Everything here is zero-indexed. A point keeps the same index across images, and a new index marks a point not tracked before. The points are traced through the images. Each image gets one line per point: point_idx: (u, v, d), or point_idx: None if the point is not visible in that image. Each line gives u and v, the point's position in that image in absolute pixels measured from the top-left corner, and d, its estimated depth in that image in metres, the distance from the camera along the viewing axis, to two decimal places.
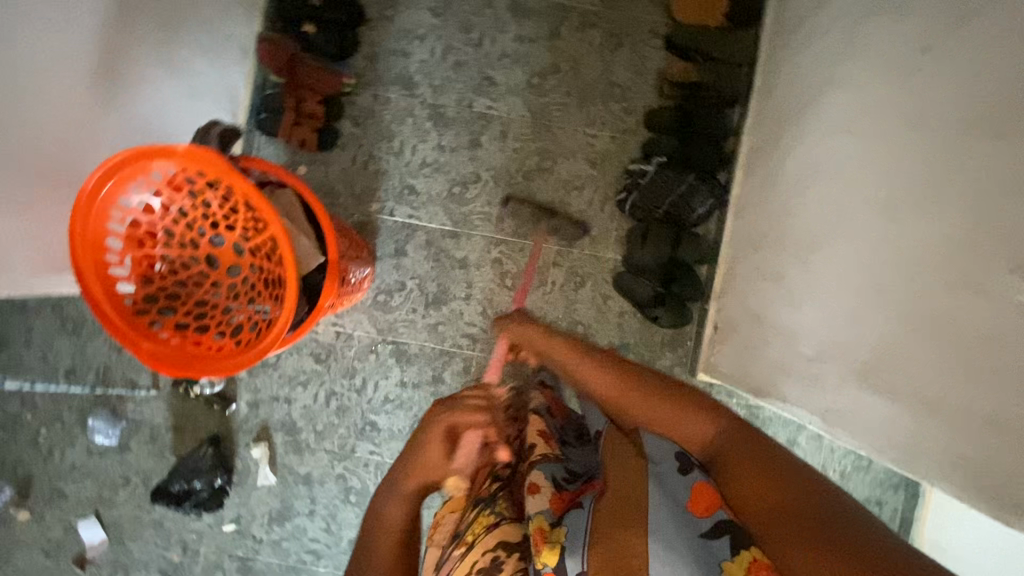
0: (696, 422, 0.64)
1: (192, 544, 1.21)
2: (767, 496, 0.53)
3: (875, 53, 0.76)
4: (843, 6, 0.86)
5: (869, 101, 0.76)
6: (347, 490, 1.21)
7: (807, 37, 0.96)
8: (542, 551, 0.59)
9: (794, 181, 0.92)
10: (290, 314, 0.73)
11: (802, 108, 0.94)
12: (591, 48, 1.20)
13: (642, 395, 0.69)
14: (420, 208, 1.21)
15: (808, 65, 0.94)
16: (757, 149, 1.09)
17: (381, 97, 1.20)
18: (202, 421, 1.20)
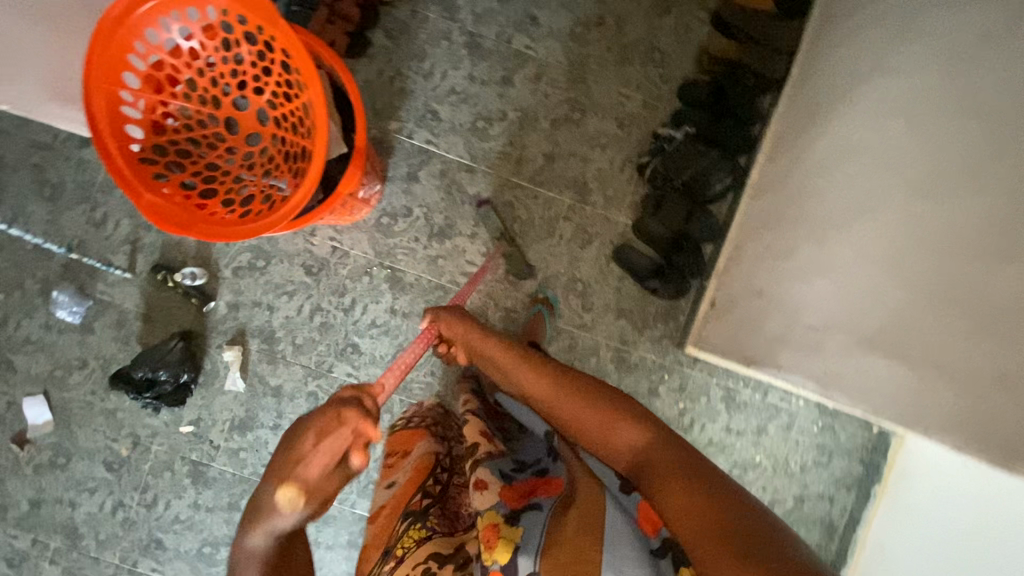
0: (627, 432, 0.66)
1: (144, 440, 1.15)
2: (684, 500, 0.55)
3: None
4: None
5: None
6: (316, 409, 1.17)
7: (853, 30, 0.96)
8: (495, 548, 0.64)
9: (819, 163, 0.94)
10: (311, 185, 0.69)
11: (836, 95, 0.95)
12: (638, 9, 1.19)
13: (579, 401, 0.74)
14: (440, 136, 1.17)
15: (847, 53, 0.96)
16: None
17: (419, 14, 1.16)
18: (176, 314, 1.14)
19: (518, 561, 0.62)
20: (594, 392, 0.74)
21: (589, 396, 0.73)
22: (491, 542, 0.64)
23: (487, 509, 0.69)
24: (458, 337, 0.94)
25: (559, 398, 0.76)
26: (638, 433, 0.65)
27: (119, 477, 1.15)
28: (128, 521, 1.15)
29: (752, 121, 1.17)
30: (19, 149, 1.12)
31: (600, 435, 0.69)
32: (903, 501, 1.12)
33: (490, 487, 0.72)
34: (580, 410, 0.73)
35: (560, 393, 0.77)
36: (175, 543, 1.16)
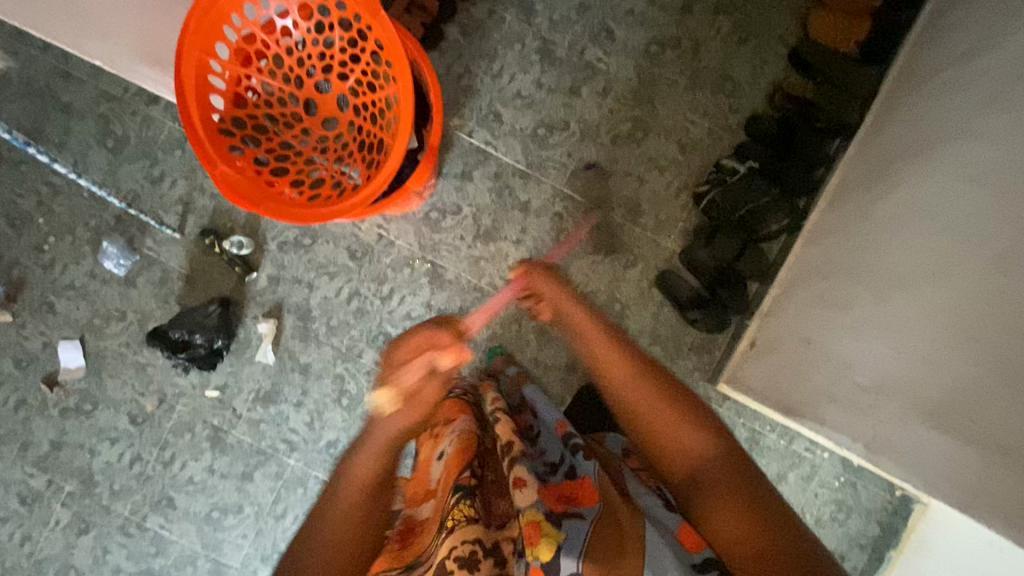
0: (690, 438, 0.69)
1: (169, 399, 1.16)
2: (739, 522, 0.59)
3: (1006, 110, 0.77)
4: (996, 60, 0.83)
5: (993, 154, 0.76)
6: (340, 392, 1.17)
7: (936, 89, 0.94)
8: (537, 544, 0.58)
9: (884, 219, 0.91)
10: (387, 178, 0.69)
11: (914, 151, 0.92)
12: (715, 36, 1.17)
13: (652, 396, 0.74)
14: (499, 138, 1.17)
15: (929, 110, 0.93)
16: (847, 182, 1.07)
17: (496, 14, 1.15)
18: (217, 279, 1.15)
19: (561, 561, 0.56)
20: (670, 391, 0.74)
21: (663, 391, 0.74)
22: (533, 538, 0.58)
23: (526, 506, 0.62)
24: (546, 292, 0.94)
25: (635, 381, 0.77)
26: (702, 441, 0.69)
27: (140, 431, 1.16)
28: (143, 476, 1.17)
29: (818, 163, 1.14)
30: (89, 98, 1.13)
31: (669, 427, 0.71)
32: (916, 569, 1.09)
33: (527, 486, 0.65)
34: (653, 397, 0.74)
35: (630, 381, 0.77)
36: (185, 504, 1.17)
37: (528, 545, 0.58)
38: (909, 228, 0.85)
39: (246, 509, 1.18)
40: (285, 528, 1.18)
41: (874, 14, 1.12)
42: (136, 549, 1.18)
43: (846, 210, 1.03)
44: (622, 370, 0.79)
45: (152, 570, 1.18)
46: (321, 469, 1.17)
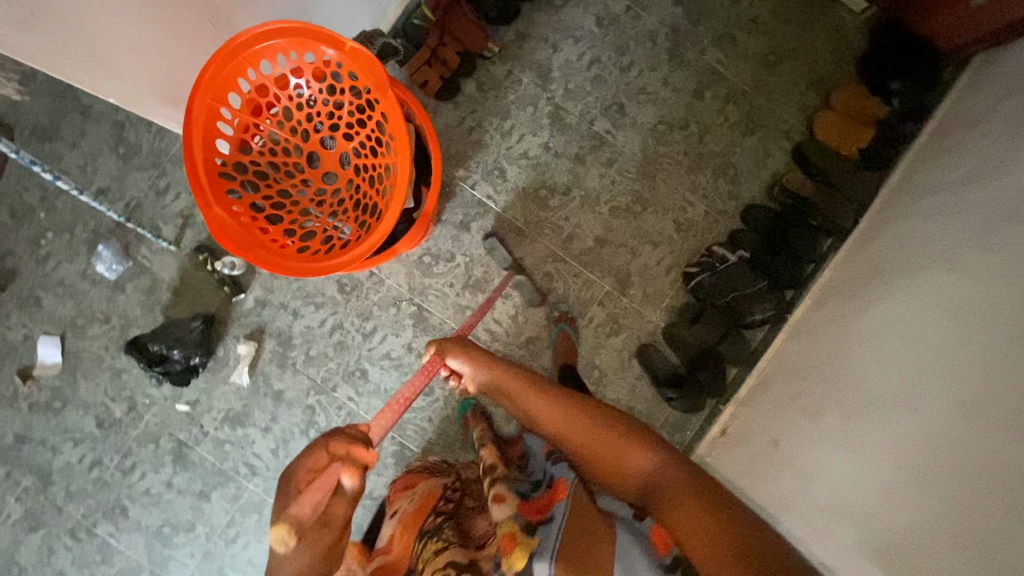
0: (632, 459, 0.64)
1: (139, 407, 1.16)
2: (701, 533, 0.52)
3: (994, 255, 0.78)
4: (988, 199, 0.85)
5: (971, 291, 0.78)
6: (310, 423, 1.17)
7: (929, 212, 0.97)
8: (511, 553, 0.60)
9: (867, 333, 0.93)
10: (375, 245, 0.70)
11: (901, 271, 0.94)
12: (724, 123, 1.20)
13: (587, 425, 0.70)
14: (500, 193, 1.19)
15: (919, 233, 0.96)
16: (835, 284, 1.10)
17: (514, 75, 1.18)
18: (205, 296, 1.16)
19: (534, 564, 0.58)
20: (604, 417, 0.70)
21: (597, 421, 0.70)
22: (507, 549, 0.61)
23: (505, 519, 0.65)
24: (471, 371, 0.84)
25: (571, 424, 0.72)
26: (643, 457, 0.63)
27: (105, 436, 1.16)
28: (100, 481, 1.16)
29: (809, 259, 1.16)
30: (107, 104, 1.16)
31: (610, 457, 0.66)
32: None
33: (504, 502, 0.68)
34: (590, 430, 0.69)
35: (564, 417, 0.73)
36: (138, 514, 1.17)
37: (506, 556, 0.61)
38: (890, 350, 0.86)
39: (198, 528, 1.17)
40: (234, 552, 1.17)
41: (878, 123, 1.16)
42: (82, 554, 1.17)
43: (830, 313, 1.05)
44: (555, 419, 0.74)
45: None
46: None
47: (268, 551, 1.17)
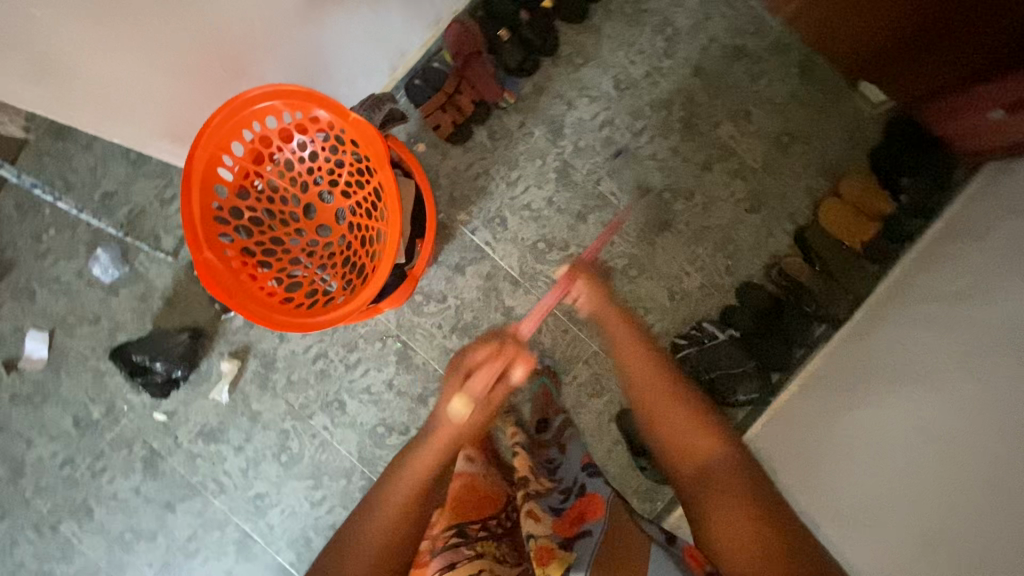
0: (699, 439, 0.72)
1: (117, 411, 1.17)
2: (740, 524, 0.62)
3: (976, 387, 0.79)
4: (961, 327, 0.88)
5: (927, 421, 0.83)
6: (283, 447, 1.18)
7: (907, 324, 0.99)
8: (549, 564, 0.69)
9: (837, 440, 0.95)
10: (359, 309, 0.71)
11: (875, 381, 0.96)
12: (729, 198, 1.20)
13: (667, 399, 0.75)
14: (499, 241, 1.19)
15: (897, 345, 0.98)
16: (817, 377, 1.11)
17: (526, 127, 1.19)
18: (195, 309, 1.17)
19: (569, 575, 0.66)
20: (685, 397, 0.75)
21: (679, 394, 0.76)
22: (544, 561, 0.70)
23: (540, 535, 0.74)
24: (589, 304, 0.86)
25: (651, 387, 0.77)
26: (710, 443, 0.71)
27: (80, 435, 1.17)
28: (70, 479, 1.17)
29: (799, 343, 1.14)
30: None
31: (681, 438, 0.73)
32: None
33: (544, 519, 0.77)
34: (671, 408, 0.75)
35: (650, 379, 0.78)
36: (103, 518, 1.17)
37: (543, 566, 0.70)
38: (864, 458, 0.88)
39: (159, 538, 1.17)
40: (192, 566, 1.18)
41: (884, 218, 1.15)
42: (42, 550, 1.17)
43: (812, 407, 1.06)
44: (638, 378, 0.79)
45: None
46: (243, 517, 1.18)
47: (226, 570, 1.18)
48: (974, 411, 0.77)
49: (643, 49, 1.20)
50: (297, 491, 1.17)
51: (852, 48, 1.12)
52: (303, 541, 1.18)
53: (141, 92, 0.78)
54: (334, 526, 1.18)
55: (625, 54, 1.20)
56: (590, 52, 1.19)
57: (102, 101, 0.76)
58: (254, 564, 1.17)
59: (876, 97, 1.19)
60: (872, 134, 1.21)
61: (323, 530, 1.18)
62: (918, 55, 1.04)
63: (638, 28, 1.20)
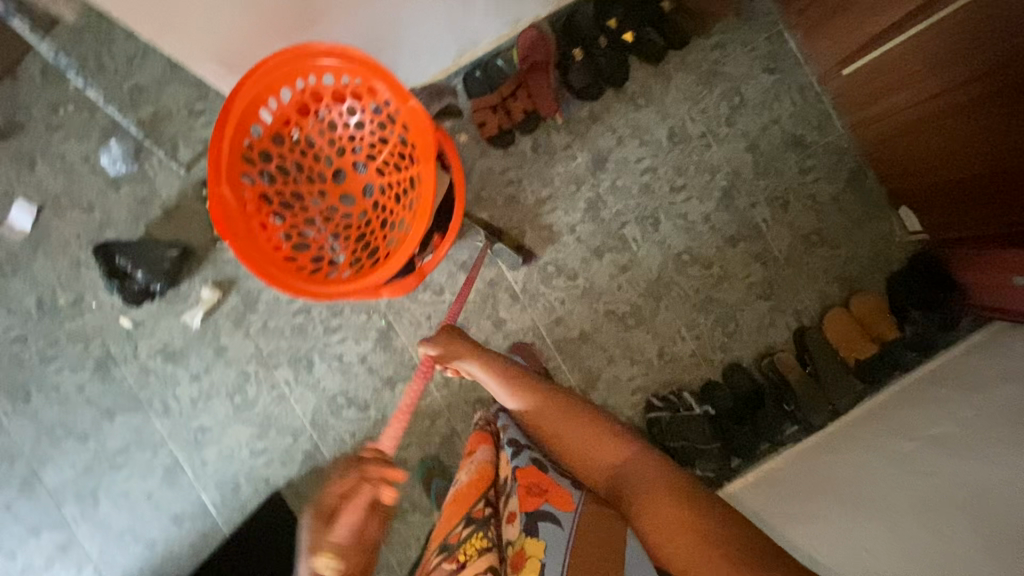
0: (607, 449, 0.76)
1: (85, 304, 1.14)
2: (667, 514, 0.65)
3: (932, 543, 0.79)
4: (951, 474, 0.87)
5: (899, 546, 0.81)
6: (238, 389, 1.15)
7: (888, 448, 0.99)
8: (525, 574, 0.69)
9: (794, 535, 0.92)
10: (360, 289, 0.69)
11: (845, 495, 0.94)
12: (743, 278, 1.20)
13: (569, 421, 0.81)
14: (511, 252, 1.18)
15: (869, 467, 0.97)
16: (777, 474, 1.09)
17: (571, 150, 1.17)
18: (191, 228, 1.14)
19: None
20: (577, 407, 0.82)
21: (570, 410, 0.82)
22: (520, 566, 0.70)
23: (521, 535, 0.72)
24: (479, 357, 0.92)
25: (557, 421, 0.82)
26: (615, 446, 0.76)
27: (40, 317, 1.14)
28: (17, 357, 1.14)
29: (766, 439, 1.16)
30: None
31: (588, 454, 0.78)
32: None
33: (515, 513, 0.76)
34: (577, 433, 0.79)
35: (547, 414, 0.83)
36: (38, 405, 1.15)
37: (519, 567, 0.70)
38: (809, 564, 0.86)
39: (89, 442, 1.15)
40: (114, 478, 1.15)
41: (881, 343, 1.19)
42: None
43: (765, 506, 1.02)
44: (538, 417, 0.84)
45: None
46: (179, 446, 1.15)
47: (147, 491, 1.16)
48: (922, 561, 0.77)
49: (706, 109, 1.19)
50: (239, 436, 1.16)
51: (907, 164, 1.12)
52: (232, 486, 1.16)
53: (197, 11, 0.75)
54: (266, 479, 1.16)
55: (688, 108, 1.19)
56: (655, 97, 1.18)
57: (151, 8, 0.72)
58: (176, 494, 1.15)
59: (912, 224, 1.19)
60: (895, 259, 1.22)
61: (254, 481, 1.16)
62: (966, 200, 1.03)
63: (707, 87, 1.19)
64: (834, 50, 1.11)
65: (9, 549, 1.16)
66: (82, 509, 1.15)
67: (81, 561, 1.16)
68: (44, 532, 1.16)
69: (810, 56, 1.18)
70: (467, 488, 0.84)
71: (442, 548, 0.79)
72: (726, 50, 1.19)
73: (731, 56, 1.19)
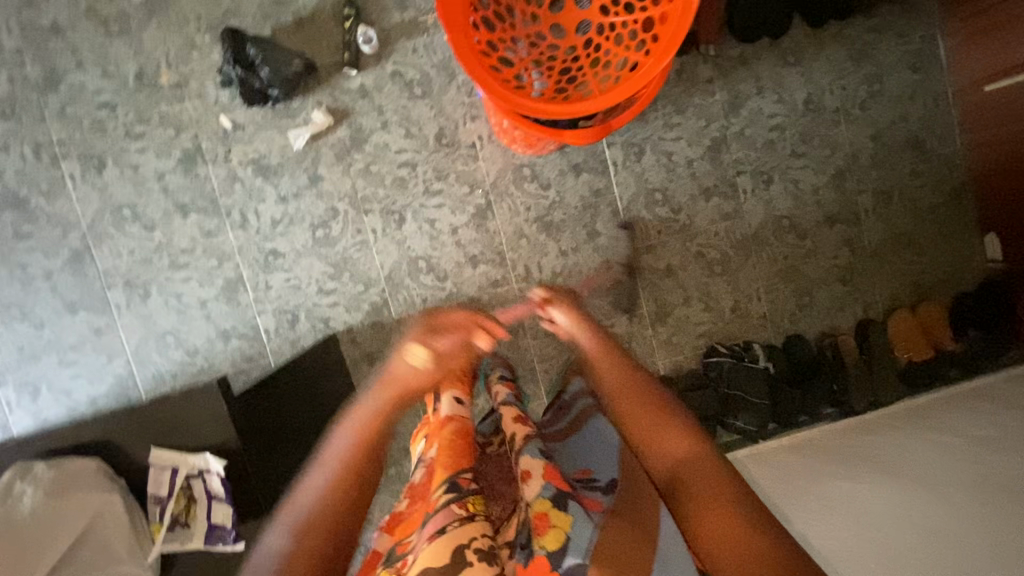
0: (673, 440, 0.59)
1: (186, 91, 1.07)
2: (728, 515, 0.49)
3: (975, 519, 0.76)
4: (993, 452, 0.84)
5: (933, 517, 0.78)
6: (323, 223, 1.12)
7: (931, 428, 0.95)
8: (543, 535, 0.52)
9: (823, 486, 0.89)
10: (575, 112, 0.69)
11: (879, 460, 0.90)
12: (829, 258, 1.24)
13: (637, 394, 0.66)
14: (625, 169, 1.18)
15: (910, 446, 0.91)
16: (807, 440, 1.07)
17: (712, 86, 1.17)
18: (321, 46, 1.08)
19: (565, 552, 0.50)
20: (651, 392, 0.66)
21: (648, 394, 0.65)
22: (541, 527, 0.52)
23: (534, 496, 0.55)
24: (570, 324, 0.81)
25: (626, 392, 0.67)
26: (686, 443, 0.58)
27: (135, 89, 1.07)
28: (100, 124, 1.07)
29: (806, 412, 1.17)
30: None
31: (652, 434, 0.61)
32: None
33: (534, 475, 0.57)
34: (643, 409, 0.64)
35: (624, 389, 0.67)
36: (111, 180, 1.09)
37: (536, 535, 0.52)
38: (853, 543, 0.79)
39: (155, 233, 1.10)
40: (171, 277, 1.11)
41: (937, 350, 1.21)
42: (28, 174, 1.08)
43: (793, 464, 0.99)
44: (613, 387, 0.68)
45: (25, 201, 1.08)
46: (247, 263, 1.12)
47: (201, 300, 1.12)
48: (971, 538, 0.74)
49: (847, 87, 1.20)
50: (310, 271, 1.13)
51: (1014, 192, 1.16)
52: (290, 318, 1.13)
53: None
54: (326, 321, 1.14)
55: (831, 80, 1.20)
56: (805, 60, 1.19)
57: None
58: (231, 310, 1.12)
59: (993, 252, 1.24)
60: (964, 281, 1.28)
61: (314, 319, 1.14)
62: None
63: (854, 66, 1.20)
64: (986, 64, 1.14)
65: (39, 320, 1.10)
66: (129, 299, 1.11)
67: (112, 352, 1.12)
68: (81, 312, 1.11)
69: (956, 66, 1.21)
70: (461, 443, 0.64)
71: (449, 485, 0.58)
72: (883, 34, 1.20)
73: (886, 42, 1.20)
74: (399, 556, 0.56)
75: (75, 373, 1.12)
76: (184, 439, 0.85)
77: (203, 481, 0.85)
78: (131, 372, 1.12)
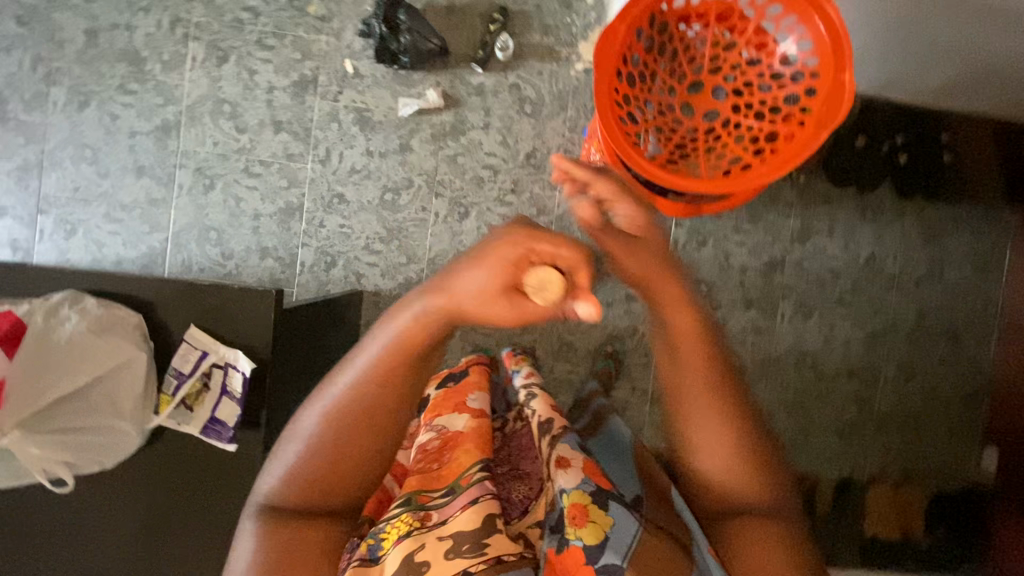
0: (741, 451, 0.60)
1: (327, 25, 1.14)
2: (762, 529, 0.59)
3: None
4: None
5: None
6: (395, 188, 1.16)
7: None
8: (581, 527, 0.56)
9: None
10: (679, 186, 0.74)
11: None
12: (834, 407, 1.27)
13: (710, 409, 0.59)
14: (683, 251, 1.21)
15: None
16: None
17: (790, 210, 1.22)
18: (461, 36, 1.15)
19: (603, 551, 0.55)
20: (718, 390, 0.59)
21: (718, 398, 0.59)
22: (580, 521, 0.56)
23: (572, 487, 0.58)
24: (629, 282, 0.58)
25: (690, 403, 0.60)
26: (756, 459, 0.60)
27: (283, 6, 1.13)
28: (240, 23, 1.13)
29: None
30: None
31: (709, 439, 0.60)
32: None
33: (573, 466, 0.60)
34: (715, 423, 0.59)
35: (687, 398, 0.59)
36: (226, 75, 1.14)
37: (571, 524, 0.56)
38: None
39: (243, 136, 1.15)
40: (239, 180, 1.15)
41: (908, 536, 1.21)
42: (156, 40, 1.13)
43: None
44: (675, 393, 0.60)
45: (142, 62, 1.13)
46: (311, 196, 1.16)
47: (256, 211, 1.15)
48: None
49: (908, 260, 1.25)
50: (365, 227, 1.16)
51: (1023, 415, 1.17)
52: (328, 261, 1.16)
53: None
54: (359, 277, 1.17)
55: (897, 248, 1.25)
56: (879, 221, 1.24)
57: None
58: (279, 232, 1.16)
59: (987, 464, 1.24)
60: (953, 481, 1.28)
61: (349, 270, 1.17)
62: None
63: (921, 244, 1.25)
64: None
65: (104, 169, 1.14)
66: (193, 184, 1.15)
67: (155, 224, 1.15)
68: (145, 178, 1.15)
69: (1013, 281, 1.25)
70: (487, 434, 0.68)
71: (482, 466, 0.62)
72: (958, 226, 1.25)
73: (958, 234, 1.25)
74: (421, 506, 0.60)
75: (114, 230, 1.15)
76: (229, 328, 0.87)
77: (223, 373, 0.87)
78: (164, 249, 1.15)
